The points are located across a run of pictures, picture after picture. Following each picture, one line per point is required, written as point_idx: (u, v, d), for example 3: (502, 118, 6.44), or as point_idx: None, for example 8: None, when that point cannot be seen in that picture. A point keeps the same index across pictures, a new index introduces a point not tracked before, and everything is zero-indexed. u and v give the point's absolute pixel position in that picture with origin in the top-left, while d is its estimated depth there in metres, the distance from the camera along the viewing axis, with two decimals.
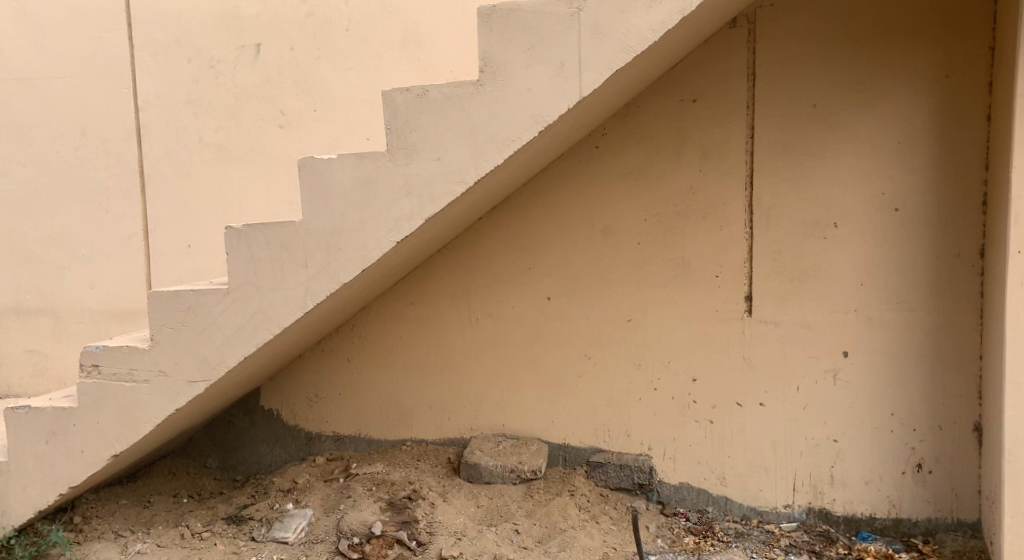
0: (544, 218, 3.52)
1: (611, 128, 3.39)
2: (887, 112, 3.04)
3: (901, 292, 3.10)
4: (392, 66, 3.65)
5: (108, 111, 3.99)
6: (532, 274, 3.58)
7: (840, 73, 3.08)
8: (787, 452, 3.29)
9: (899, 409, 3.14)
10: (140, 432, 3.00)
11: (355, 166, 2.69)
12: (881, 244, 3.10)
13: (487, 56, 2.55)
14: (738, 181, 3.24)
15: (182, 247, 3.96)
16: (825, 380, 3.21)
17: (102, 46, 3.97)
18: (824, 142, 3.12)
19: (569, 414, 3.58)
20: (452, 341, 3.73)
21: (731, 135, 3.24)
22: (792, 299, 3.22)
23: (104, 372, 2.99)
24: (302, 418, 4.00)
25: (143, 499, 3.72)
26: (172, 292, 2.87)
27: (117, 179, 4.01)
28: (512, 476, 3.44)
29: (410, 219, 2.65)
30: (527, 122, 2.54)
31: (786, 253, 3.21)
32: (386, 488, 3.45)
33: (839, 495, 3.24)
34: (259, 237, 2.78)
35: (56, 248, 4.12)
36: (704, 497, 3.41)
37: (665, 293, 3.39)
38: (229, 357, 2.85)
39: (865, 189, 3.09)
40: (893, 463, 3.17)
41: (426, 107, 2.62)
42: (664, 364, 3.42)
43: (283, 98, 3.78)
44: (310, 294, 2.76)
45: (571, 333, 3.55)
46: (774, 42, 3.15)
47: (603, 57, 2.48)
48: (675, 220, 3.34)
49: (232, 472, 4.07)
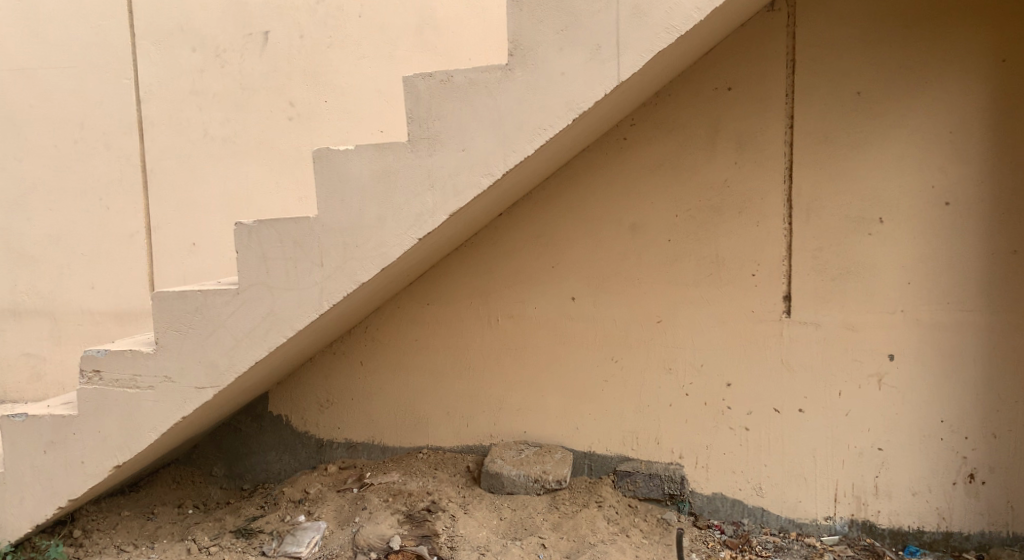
0: (569, 213, 3.34)
1: (639, 118, 3.21)
2: (936, 100, 2.86)
3: (952, 291, 2.91)
4: (408, 53, 3.46)
5: (108, 103, 3.81)
6: (556, 272, 3.39)
7: (886, 58, 2.90)
8: (828, 462, 3.11)
9: (950, 416, 2.96)
10: (143, 442, 2.83)
11: (374, 157, 2.50)
12: (930, 240, 2.92)
13: (517, 38, 2.37)
14: (776, 173, 3.06)
15: (187, 245, 3.78)
16: (869, 385, 3.03)
17: (102, 35, 3.78)
18: (869, 133, 2.94)
19: (595, 420, 3.41)
20: (470, 344, 3.55)
21: (768, 126, 3.06)
22: (834, 298, 3.04)
23: (106, 378, 2.81)
24: (312, 424, 3.82)
25: (146, 510, 3.54)
26: (178, 293, 2.69)
27: (118, 174, 3.83)
28: (536, 486, 3.27)
29: (433, 215, 2.48)
30: (560, 110, 2.36)
31: (828, 251, 3.03)
32: (403, 499, 3.28)
33: (884, 506, 3.06)
34: (271, 234, 2.60)
35: (54, 247, 3.94)
36: (739, 508, 3.23)
37: (697, 292, 3.21)
38: (239, 362, 2.68)
39: (913, 182, 2.91)
40: (943, 473, 2.99)
41: (450, 94, 2.43)
42: (696, 368, 3.24)
43: (291, 89, 3.60)
44: (325, 295, 2.58)
45: (598, 335, 3.37)
46: (816, 26, 2.97)
47: (644, 38, 2.30)
48: (708, 215, 3.16)
49: (239, 481, 3.88)
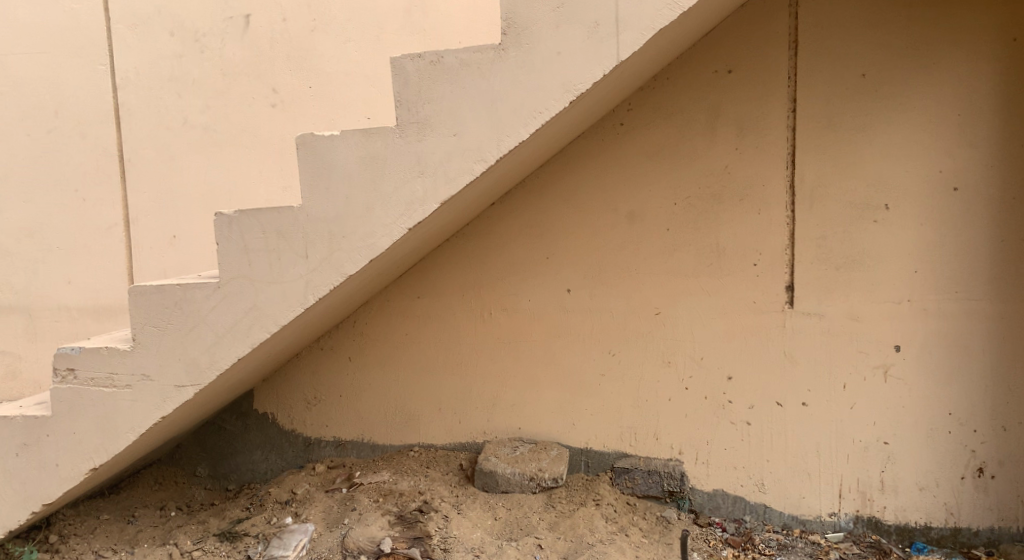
0: (564, 202, 3.23)
1: (636, 102, 3.10)
2: (944, 82, 2.77)
3: (960, 280, 2.83)
4: (395, 37, 3.33)
5: (83, 90, 3.64)
6: (550, 264, 3.28)
7: (892, 39, 2.80)
8: (832, 456, 3.02)
9: (958, 409, 2.88)
10: (121, 444, 2.70)
11: (361, 143, 2.38)
12: (938, 227, 2.83)
13: (511, 15, 2.25)
14: (779, 159, 2.96)
15: (167, 238, 3.64)
16: (875, 377, 2.94)
17: (75, 18, 3.61)
18: (875, 116, 2.85)
19: (593, 416, 3.30)
20: (462, 339, 3.44)
21: (770, 110, 2.95)
22: (838, 288, 2.95)
23: (80, 376, 2.68)
24: (299, 423, 3.69)
25: (127, 513, 3.41)
26: (156, 287, 2.57)
27: (94, 164, 3.68)
28: (532, 485, 3.16)
29: (423, 203, 2.36)
30: (557, 92, 2.24)
31: (832, 239, 2.93)
32: (394, 499, 3.18)
33: (891, 502, 2.98)
34: (254, 225, 2.48)
35: (27, 240, 3.78)
36: (740, 506, 3.14)
37: (697, 283, 3.11)
38: (221, 360, 2.56)
39: (920, 167, 2.82)
40: (951, 468, 2.91)
41: (440, 76, 2.31)
42: (696, 361, 3.14)
43: (274, 74, 3.46)
44: (311, 288, 2.46)
45: (594, 327, 3.26)
46: (819, 6, 2.86)
47: (644, 15, 2.18)
48: (708, 204, 3.06)
49: (224, 481, 3.76)
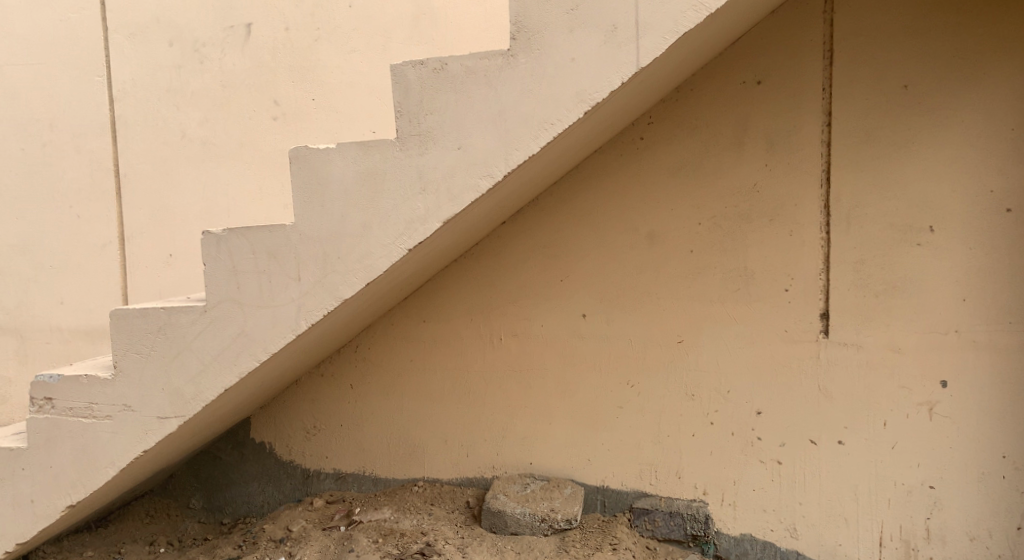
0: (579, 222, 3.02)
1: (658, 115, 2.89)
2: (994, 94, 2.53)
3: (1014, 309, 2.57)
4: (402, 45, 3.16)
5: (79, 103, 3.51)
6: (564, 287, 3.07)
7: (936, 48, 2.57)
8: (872, 501, 2.76)
9: (1013, 451, 2.60)
10: (99, 479, 2.49)
11: (358, 156, 2.19)
12: (987, 251, 2.58)
13: (521, 19, 2.06)
14: (812, 177, 2.73)
15: (163, 257, 3.48)
16: (919, 415, 2.68)
17: (72, 28, 3.49)
18: (917, 130, 2.62)
19: (609, 451, 3.07)
20: (470, 367, 3.23)
21: (802, 123, 2.73)
22: (878, 317, 2.70)
23: (59, 406, 2.50)
24: (298, 453, 3.49)
25: (113, 549, 3.20)
26: (139, 310, 2.38)
27: (90, 180, 3.53)
28: (543, 526, 2.91)
29: (424, 222, 2.15)
30: (570, 101, 2.04)
31: (871, 263, 2.69)
32: (395, 540, 2.97)
33: (937, 552, 2.70)
34: (243, 245, 2.29)
35: (20, 259, 3.64)
36: (770, 552, 2.88)
37: (722, 309, 2.88)
38: (206, 391, 2.37)
39: (967, 186, 2.58)
40: (1005, 517, 2.62)
41: (443, 84, 2.12)
42: (722, 394, 2.90)
43: (275, 86, 3.30)
44: (303, 313, 2.27)
45: (611, 356, 3.03)
46: (855, 13, 2.65)
47: (667, 18, 1.98)
48: (735, 224, 2.84)
49: (218, 514, 3.55)
